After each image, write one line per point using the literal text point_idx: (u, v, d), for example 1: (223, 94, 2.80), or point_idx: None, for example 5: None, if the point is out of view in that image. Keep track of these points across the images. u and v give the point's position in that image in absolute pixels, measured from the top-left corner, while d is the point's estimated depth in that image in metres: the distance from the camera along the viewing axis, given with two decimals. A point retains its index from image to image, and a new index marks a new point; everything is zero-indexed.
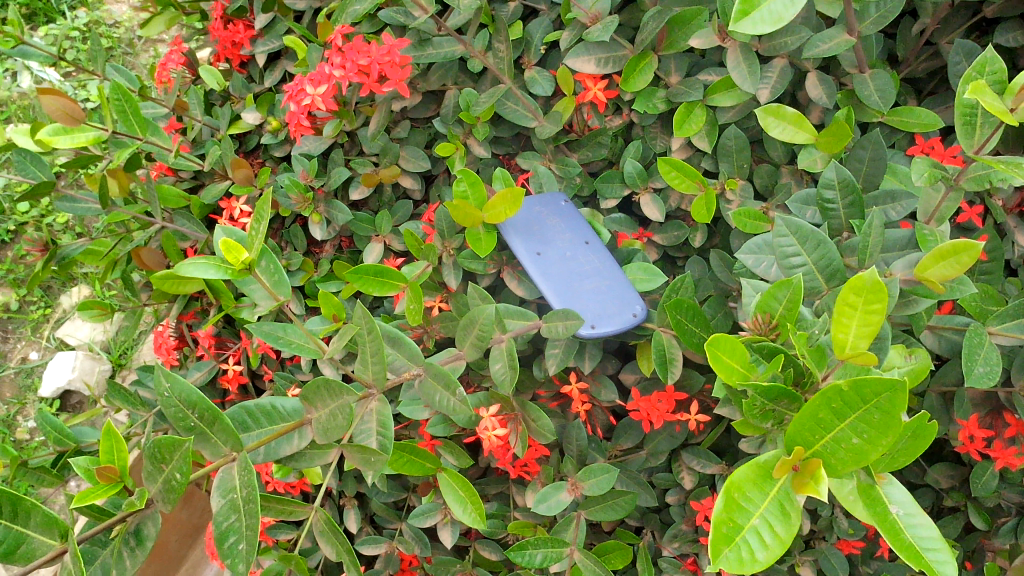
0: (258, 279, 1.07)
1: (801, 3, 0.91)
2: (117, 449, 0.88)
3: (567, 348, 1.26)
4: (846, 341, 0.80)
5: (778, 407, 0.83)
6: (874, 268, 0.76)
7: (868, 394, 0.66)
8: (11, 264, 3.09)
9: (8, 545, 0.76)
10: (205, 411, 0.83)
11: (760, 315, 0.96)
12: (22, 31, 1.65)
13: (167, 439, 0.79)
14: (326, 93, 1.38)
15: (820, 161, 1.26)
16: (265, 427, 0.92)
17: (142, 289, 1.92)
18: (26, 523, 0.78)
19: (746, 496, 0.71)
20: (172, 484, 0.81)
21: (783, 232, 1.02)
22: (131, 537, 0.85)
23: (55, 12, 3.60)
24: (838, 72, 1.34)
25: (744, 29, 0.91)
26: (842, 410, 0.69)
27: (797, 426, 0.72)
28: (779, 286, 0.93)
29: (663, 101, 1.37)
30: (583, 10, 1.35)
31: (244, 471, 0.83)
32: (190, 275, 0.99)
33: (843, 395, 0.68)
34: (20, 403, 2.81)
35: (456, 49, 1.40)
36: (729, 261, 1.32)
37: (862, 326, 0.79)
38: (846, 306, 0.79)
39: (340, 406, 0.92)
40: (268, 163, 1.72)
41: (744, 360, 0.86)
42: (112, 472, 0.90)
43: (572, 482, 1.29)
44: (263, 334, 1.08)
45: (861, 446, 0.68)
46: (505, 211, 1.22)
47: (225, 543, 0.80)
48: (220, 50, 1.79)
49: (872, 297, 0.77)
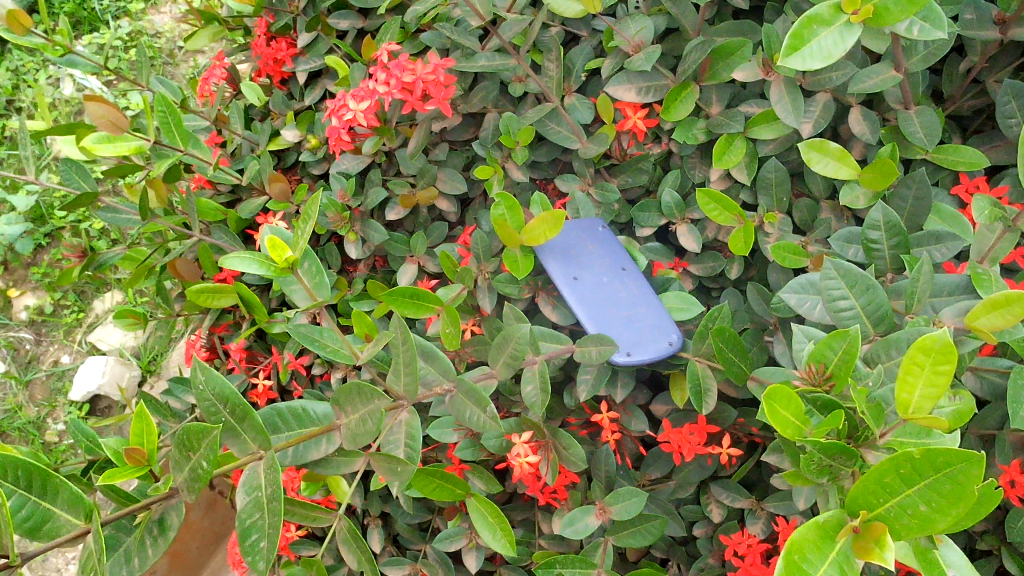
0: (299, 280, 1.10)
1: (849, 41, 0.96)
2: (148, 433, 0.90)
3: (599, 375, 1.24)
4: (911, 400, 0.79)
5: (835, 462, 0.82)
6: (946, 329, 0.75)
7: (940, 463, 0.66)
8: (47, 267, 3.16)
9: (34, 521, 0.77)
10: (236, 407, 0.83)
11: (813, 365, 0.95)
12: (71, 40, 1.67)
13: (196, 425, 0.79)
14: (369, 109, 1.38)
15: (863, 198, 1.24)
16: (295, 429, 0.93)
17: (176, 300, 1.94)
18: (54, 500, 0.78)
19: (807, 558, 0.70)
20: (198, 473, 0.81)
21: (831, 274, 1.01)
22: (155, 525, 0.85)
23: (99, 22, 3.68)
24: (881, 108, 1.33)
25: (797, 63, 0.93)
26: (911, 476, 0.68)
27: (861, 489, 0.72)
28: (834, 336, 0.91)
29: (703, 132, 1.36)
30: (626, 38, 1.34)
31: (269, 469, 0.82)
32: (234, 269, 1.01)
33: (913, 461, 0.67)
34: (51, 405, 2.84)
35: (510, 63, 1.41)
36: (766, 295, 1.30)
37: (928, 386, 0.78)
38: (914, 363, 0.78)
39: (370, 411, 0.93)
40: (305, 180, 1.74)
41: (798, 413, 0.85)
42: (140, 454, 0.90)
43: (600, 506, 1.28)
44: (299, 337, 1.10)
45: (929, 513, 0.68)
46: (543, 234, 1.21)
47: (247, 540, 0.80)
48: (262, 66, 1.80)
49: (941, 357, 0.76)
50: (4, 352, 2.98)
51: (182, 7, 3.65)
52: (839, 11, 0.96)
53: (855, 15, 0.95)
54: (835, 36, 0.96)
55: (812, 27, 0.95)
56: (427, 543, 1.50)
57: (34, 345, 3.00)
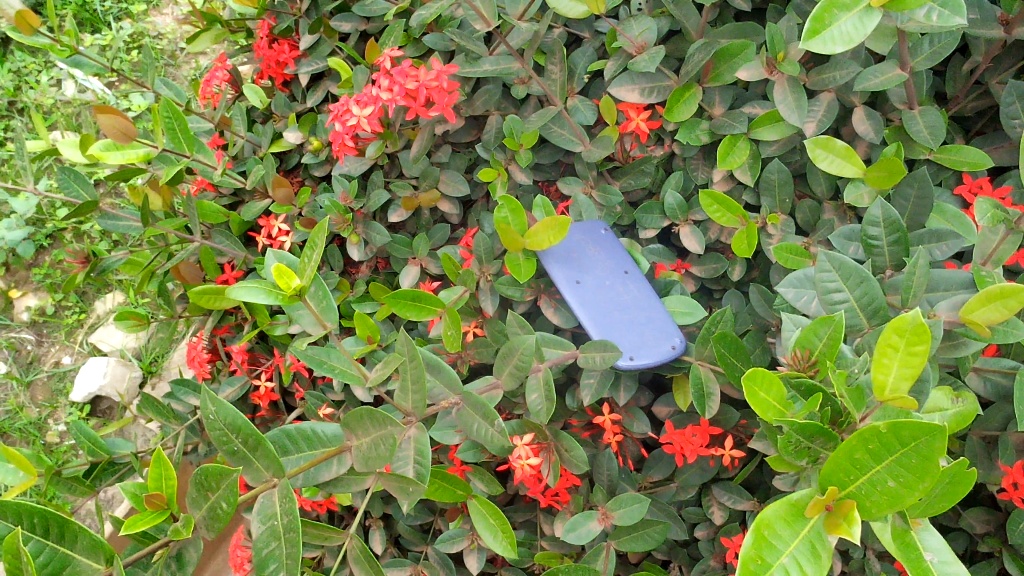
0: (306, 305, 1.09)
1: (869, 27, 0.96)
2: (166, 476, 0.89)
3: (602, 378, 1.24)
4: (887, 382, 0.81)
5: (814, 444, 0.83)
6: (918, 310, 0.76)
7: (906, 437, 0.65)
8: (49, 269, 3.16)
9: (53, 567, 0.78)
10: (248, 437, 0.83)
11: (798, 351, 0.95)
12: (77, 41, 1.67)
13: (215, 467, 0.79)
14: (372, 115, 1.38)
15: (867, 197, 1.24)
16: (305, 451, 0.93)
17: (177, 302, 1.94)
18: (73, 545, 0.79)
19: (776, 533, 0.71)
20: (217, 512, 0.82)
21: (826, 267, 1.01)
22: (173, 561, 0.87)
23: (101, 23, 3.69)
24: (885, 108, 1.33)
25: (817, 48, 0.94)
26: (879, 451, 0.68)
27: (832, 467, 0.72)
28: (821, 322, 0.92)
29: (706, 134, 1.36)
30: (629, 40, 1.35)
31: (284, 498, 0.83)
32: (241, 298, 1.02)
33: (881, 436, 0.67)
34: (52, 407, 2.84)
35: (514, 66, 1.40)
36: (769, 296, 1.30)
37: (903, 367, 0.79)
38: (888, 345, 0.79)
39: (382, 436, 0.92)
40: (308, 181, 1.74)
41: (779, 396, 0.85)
42: (159, 499, 0.90)
43: (602, 512, 1.28)
44: (305, 358, 1.10)
45: (898, 489, 0.68)
46: (548, 238, 1.21)
47: (265, 569, 0.81)
48: (264, 68, 1.80)
49: (915, 338, 0.77)
50: (6, 353, 2.98)
51: (184, 9, 3.65)
52: None
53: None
54: (855, 21, 0.96)
55: (832, 12, 0.95)
56: (429, 545, 1.50)
57: (36, 346, 3.01)
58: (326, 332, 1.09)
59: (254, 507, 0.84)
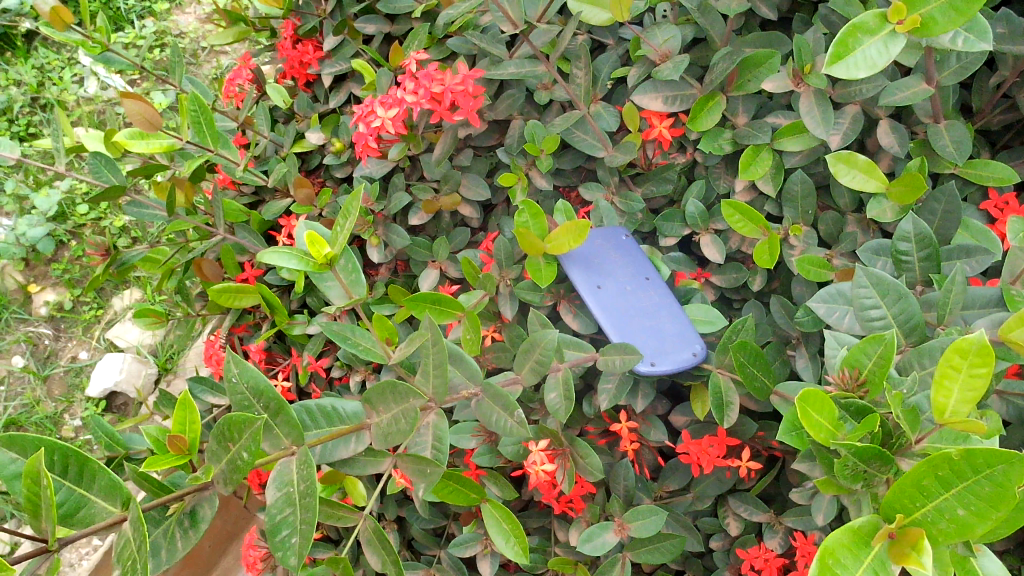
0: (336, 277, 1.13)
1: (894, 51, 0.95)
2: (191, 421, 0.91)
3: (620, 385, 1.24)
4: (947, 405, 0.79)
5: (870, 468, 0.82)
6: (980, 331, 0.75)
7: (980, 464, 0.65)
8: (68, 264, 3.18)
9: (68, 508, 0.79)
10: (271, 401, 0.84)
11: (846, 371, 0.94)
12: (107, 39, 1.68)
13: (238, 417, 0.80)
14: (397, 117, 1.37)
15: (890, 211, 1.23)
16: (324, 427, 0.94)
17: (196, 299, 1.95)
18: (90, 488, 0.80)
19: (841, 562, 0.71)
20: (237, 464, 0.81)
21: (862, 282, 1.02)
22: (187, 518, 0.86)
23: (125, 21, 3.72)
24: (910, 121, 1.33)
25: (841, 72, 0.94)
26: (948, 479, 0.68)
27: (897, 493, 0.72)
28: (869, 341, 0.90)
29: (729, 143, 1.36)
30: (653, 47, 1.35)
31: (302, 465, 0.83)
32: (271, 261, 1.02)
33: (952, 463, 0.67)
34: (68, 401, 2.85)
35: (539, 69, 1.40)
36: (789, 309, 1.29)
37: (964, 391, 0.78)
38: (950, 367, 0.78)
39: (403, 410, 0.92)
40: (329, 183, 1.75)
41: (831, 417, 0.86)
42: (182, 443, 0.92)
43: (618, 522, 1.27)
44: (331, 333, 1.13)
45: (967, 518, 0.68)
46: (568, 244, 1.21)
47: (277, 535, 0.81)
48: (287, 68, 1.81)
49: (978, 360, 0.76)
50: (24, 347, 3.00)
51: (207, 8, 3.68)
52: (886, 20, 0.96)
53: (901, 25, 0.95)
54: (878, 46, 0.96)
55: (857, 35, 0.95)
56: (442, 548, 1.50)
57: (53, 340, 3.03)
58: (353, 304, 1.12)
59: (271, 474, 0.84)
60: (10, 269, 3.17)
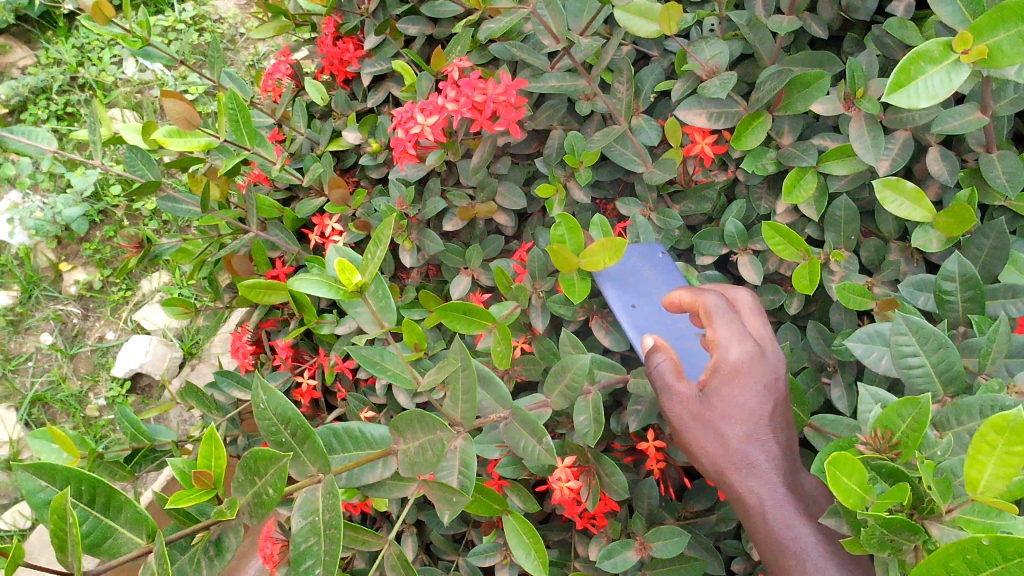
0: (366, 303, 1.10)
1: (957, 82, 0.92)
2: (216, 455, 0.89)
3: (651, 406, 1.22)
4: (980, 479, 0.75)
5: (898, 536, 0.80)
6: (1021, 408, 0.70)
7: (1011, 552, 0.62)
8: (99, 243, 3.21)
9: (95, 537, 0.79)
10: (298, 428, 0.83)
11: (880, 430, 0.90)
12: (149, 32, 1.67)
13: (264, 452, 0.79)
14: (437, 124, 1.36)
15: (936, 241, 1.20)
16: (351, 451, 0.93)
17: (226, 291, 1.95)
18: (116, 517, 0.80)
19: None
20: (262, 498, 0.81)
21: (902, 328, 0.98)
22: (212, 546, 0.86)
23: (165, 4, 3.73)
24: (960, 149, 1.29)
25: (901, 101, 0.90)
26: (977, 562, 0.65)
27: (923, 569, 0.70)
28: (904, 403, 0.86)
29: (773, 163, 1.33)
30: (699, 62, 1.31)
31: (328, 494, 0.83)
32: (302, 290, 0.99)
33: (983, 548, 0.64)
34: (93, 380, 2.88)
35: (579, 84, 1.38)
36: (827, 335, 1.27)
37: (999, 466, 0.73)
38: (985, 443, 0.73)
39: (432, 440, 0.91)
40: (363, 182, 1.75)
41: (860, 483, 0.81)
42: (207, 477, 0.90)
43: (640, 542, 1.25)
44: (360, 357, 1.11)
45: None
46: (603, 259, 1.18)
47: (302, 564, 0.81)
48: (327, 65, 1.81)
49: (1014, 437, 0.71)
50: (53, 324, 3.04)
51: None
52: (952, 49, 0.93)
53: (967, 55, 0.92)
54: (942, 76, 0.93)
55: (919, 64, 0.92)
56: (461, 555, 1.50)
57: (82, 319, 3.05)
58: (383, 332, 1.10)
59: (298, 501, 0.84)
60: (43, 247, 3.17)
